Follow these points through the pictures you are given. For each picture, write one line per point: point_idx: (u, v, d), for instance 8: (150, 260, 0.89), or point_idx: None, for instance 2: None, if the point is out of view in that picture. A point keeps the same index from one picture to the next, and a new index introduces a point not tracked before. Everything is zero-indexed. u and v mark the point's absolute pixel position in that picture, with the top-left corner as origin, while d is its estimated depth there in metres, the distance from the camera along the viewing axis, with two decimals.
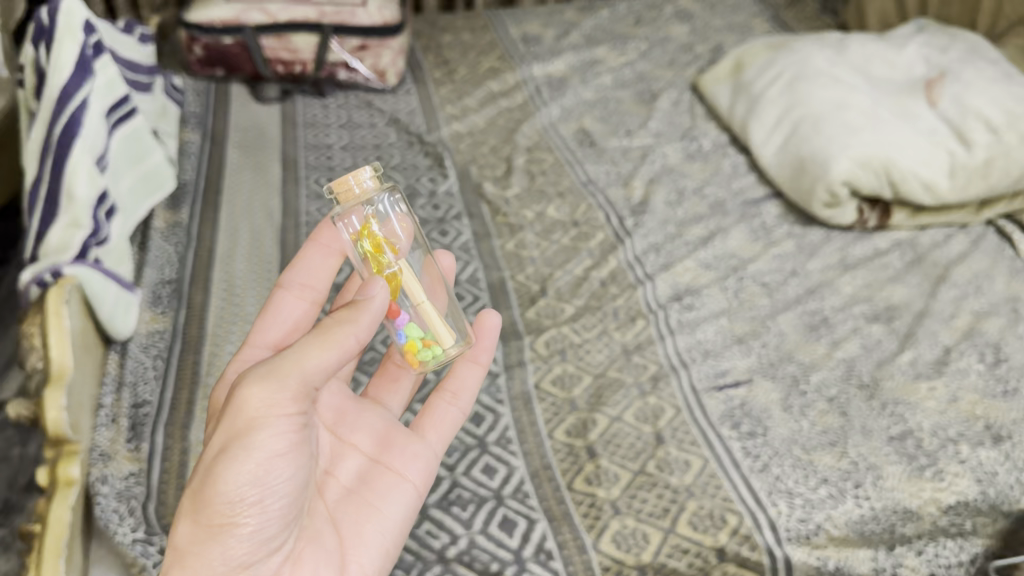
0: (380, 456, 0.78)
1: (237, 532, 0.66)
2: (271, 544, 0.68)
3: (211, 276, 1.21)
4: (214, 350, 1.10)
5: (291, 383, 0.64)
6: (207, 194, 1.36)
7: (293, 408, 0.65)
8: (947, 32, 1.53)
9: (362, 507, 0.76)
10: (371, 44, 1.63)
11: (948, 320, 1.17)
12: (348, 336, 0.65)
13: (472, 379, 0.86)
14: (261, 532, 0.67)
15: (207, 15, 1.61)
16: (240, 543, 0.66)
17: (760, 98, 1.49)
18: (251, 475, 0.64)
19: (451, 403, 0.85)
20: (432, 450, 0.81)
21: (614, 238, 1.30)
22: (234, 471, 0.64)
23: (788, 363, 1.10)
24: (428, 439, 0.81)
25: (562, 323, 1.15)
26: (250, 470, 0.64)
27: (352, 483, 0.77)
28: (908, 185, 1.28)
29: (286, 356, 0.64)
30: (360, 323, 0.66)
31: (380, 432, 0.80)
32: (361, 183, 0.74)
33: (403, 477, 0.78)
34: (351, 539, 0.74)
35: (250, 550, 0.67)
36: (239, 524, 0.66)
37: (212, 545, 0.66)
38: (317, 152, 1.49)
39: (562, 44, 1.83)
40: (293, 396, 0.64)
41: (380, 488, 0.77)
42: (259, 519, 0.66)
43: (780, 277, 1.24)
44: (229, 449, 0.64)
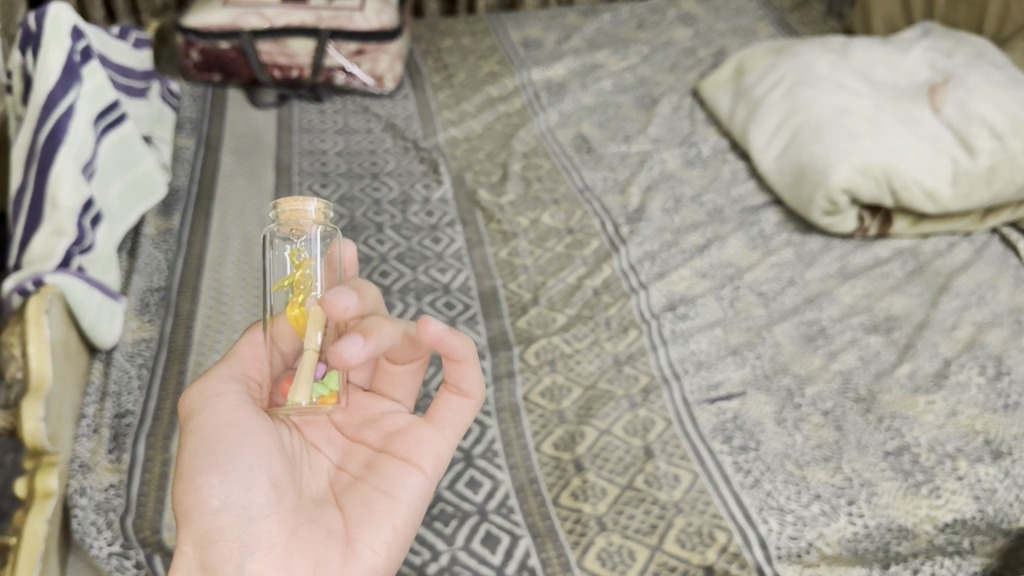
0: (385, 444, 0.74)
1: (208, 501, 0.66)
2: (252, 512, 0.66)
3: (199, 284, 1.20)
4: (200, 359, 1.09)
5: (220, 374, 0.73)
6: (199, 200, 1.35)
7: (226, 389, 0.72)
8: (952, 36, 1.50)
9: (366, 491, 0.72)
10: (368, 48, 1.63)
11: (949, 331, 1.14)
12: (252, 336, 0.78)
13: (472, 374, 0.71)
14: (233, 498, 0.66)
15: (205, 19, 1.60)
16: (217, 516, 0.66)
17: (760, 103, 1.47)
18: (205, 448, 0.68)
19: (463, 397, 0.73)
20: (443, 439, 0.74)
21: (609, 246, 1.28)
22: (190, 450, 0.69)
23: (783, 375, 1.08)
24: (436, 426, 0.74)
25: (552, 333, 1.13)
26: (203, 445, 0.68)
27: (358, 472, 0.73)
28: (909, 193, 1.25)
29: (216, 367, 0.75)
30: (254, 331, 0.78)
31: (386, 423, 0.75)
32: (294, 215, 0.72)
33: (406, 460, 0.73)
34: (356, 519, 0.70)
35: (231, 521, 0.66)
36: (207, 493, 0.67)
37: (192, 524, 0.67)
38: (311, 158, 1.47)
39: (563, 48, 1.81)
40: (224, 380, 0.72)
41: (383, 470, 0.72)
42: (227, 486, 0.67)
43: (777, 286, 1.21)
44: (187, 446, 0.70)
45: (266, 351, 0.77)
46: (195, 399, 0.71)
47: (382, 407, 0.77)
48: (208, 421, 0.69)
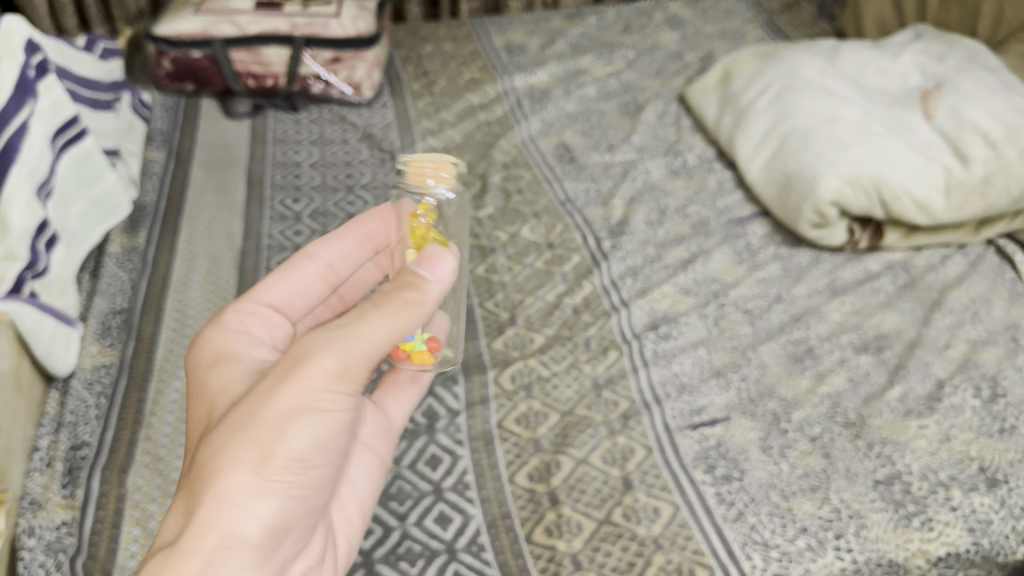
0: None
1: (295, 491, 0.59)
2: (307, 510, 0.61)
3: (163, 306, 1.16)
4: (160, 387, 1.05)
5: (366, 362, 0.61)
6: (167, 216, 1.31)
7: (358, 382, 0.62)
8: (944, 38, 1.45)
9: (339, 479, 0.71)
10: (344, 56, 1.58)
11: (942, 350, 1.10)
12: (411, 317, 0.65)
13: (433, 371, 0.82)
14: (307, 493, 0.60)
15: (176, 27, 1.56)
16: (290, 505, 0.58)
17: (747, 109, 1.42)
18: (319, 438, 0.59)
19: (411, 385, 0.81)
20: (391, 424, 0.78)
21: (591, 261, 1.24)
22: (304, 428, 0.58)
23: (769, 399, 1.03)
24: (387, 411, 0.78)
25: (529, 355, 1.09)
26: (318, 433, 0.59)
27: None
28: (900, 205, 1.20)
29: (357, 326, 0.61)
30: (425, 300, 0.64)
31: None
32: (437, 178, 0.71)
33: (369, 448, 0.75)
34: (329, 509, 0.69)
35: (295, 514, 0.59)
36: (297, 480, 0.58)
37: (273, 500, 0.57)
38: (284, 171, 1.43)
39: (546, 53, 1.76)
40: (362, 375, 0.61)
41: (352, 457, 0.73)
42: (310, 479, 0.60)
43: (764, 303, 1.16)
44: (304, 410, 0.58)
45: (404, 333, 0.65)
46: (334, 373, 0.59)
47: None
48: (332, 408, 0.60)
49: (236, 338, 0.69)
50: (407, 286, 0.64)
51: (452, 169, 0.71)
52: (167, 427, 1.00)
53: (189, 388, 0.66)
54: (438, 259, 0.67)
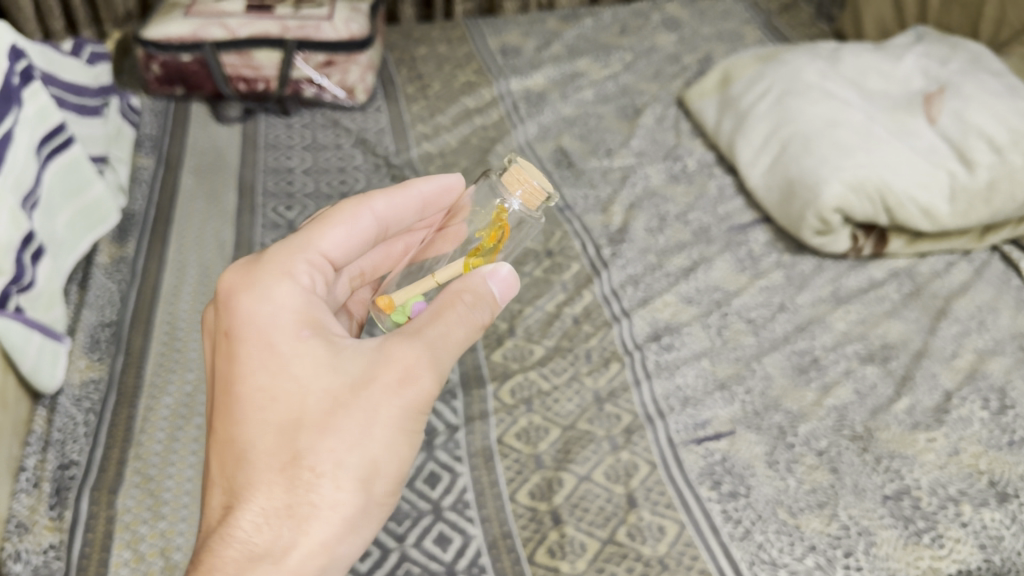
0: None
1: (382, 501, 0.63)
2: None
3: (153, 319, 1.13)
4: (151, 403, 1.02)
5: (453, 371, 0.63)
6: (157, 225, 1.28)
7: None
8: (947, 40, 1.43)
9: None
10: (337, 59, 1.55)
11: (949, 360, 1.08)
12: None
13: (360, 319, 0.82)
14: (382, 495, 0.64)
15: (165, 30, 1.52)
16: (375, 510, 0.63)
17: (748, 113, 1.40)
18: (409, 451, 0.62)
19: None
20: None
21: (590, 269, 1.21)
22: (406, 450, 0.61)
23: (775, 412, 1.01)
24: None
25: (528, 368, 1.06)
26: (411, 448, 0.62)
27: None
28: (904, 211, 1.18)
29: (451, 340, 0.62)
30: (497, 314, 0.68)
31: None
32: (530, 195, 0.73)
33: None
34: None
35: None
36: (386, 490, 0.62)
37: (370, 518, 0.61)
38: (277, 177, 1.40)
39: (542, 56, 1.73)
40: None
41: None
42: None
43: (767, 312, 1.14)
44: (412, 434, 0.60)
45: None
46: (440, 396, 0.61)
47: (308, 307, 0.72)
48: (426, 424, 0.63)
49: (291, 297, 0.62)
50: (484, 292, 0.66)
51: (546, 195, 0.72)
52: (157, 445, 0.97)
53: (245, 353, 0.60)
54: (509, 274, 0.68)
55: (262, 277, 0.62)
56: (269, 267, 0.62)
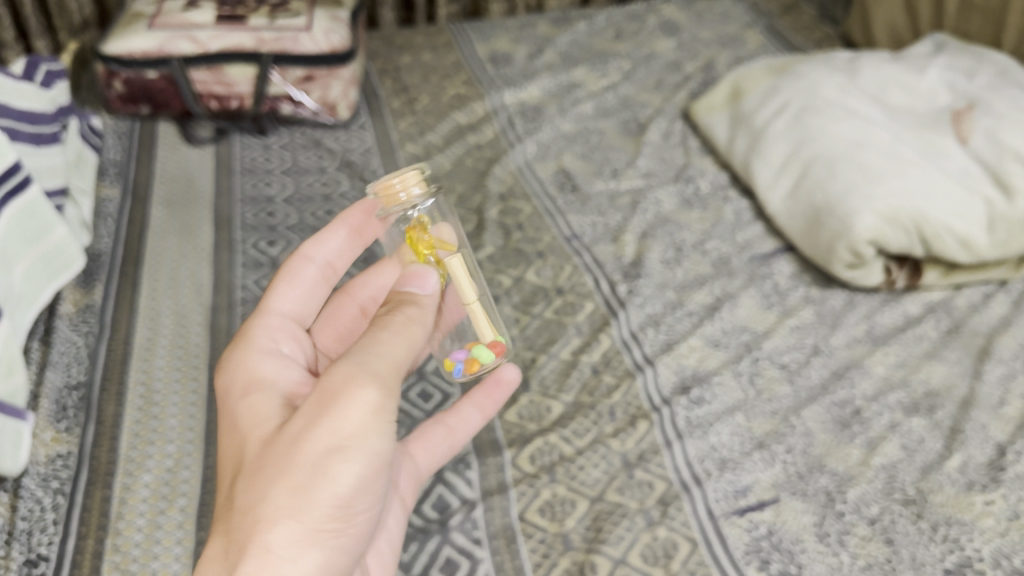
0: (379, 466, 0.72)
1: (340, 534, 0.57)
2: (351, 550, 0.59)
3: (127, 378, 1.02)
4: (127, 483, 0.91)
5: (395, 378, 0.58)
6: (126, 267, 1.17)
7: None
8: (969, 51, 1.35)
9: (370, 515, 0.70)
10: (317, 74, 1.43)
11: (997, 408, 0.99)
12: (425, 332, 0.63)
13: (471, 421, 0.79)
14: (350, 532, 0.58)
15: (127, 44, 1.40)
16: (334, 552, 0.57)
17: (763, 131, 1.31)
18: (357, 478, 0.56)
19: (482, 412, 0.79)
20: (417, 472, 0.76)
21: (606, 309, 1.12)
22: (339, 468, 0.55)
23: (820, 475, 0.92)
24: (417, 462, 0.76)
25: (548, 429, 0.97)
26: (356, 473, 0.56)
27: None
28: (941, 243, 1.10)
29: (383, 348, 0.59)
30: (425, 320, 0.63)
31: None
32: (406, 188, 0.70)
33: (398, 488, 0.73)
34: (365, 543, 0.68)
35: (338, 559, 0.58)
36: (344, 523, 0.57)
37: (316, 549, 0.55)
38: (256, 207, 1.29)
39: (535, 64, 1.63)
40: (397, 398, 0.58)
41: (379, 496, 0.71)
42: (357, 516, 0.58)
43: (801, 356, 1.06)
44: (340, 450, 0.55)
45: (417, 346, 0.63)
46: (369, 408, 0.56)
47: None
48: (373, 454, 0.57)
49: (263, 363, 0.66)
50: (404, 295, 0.65)
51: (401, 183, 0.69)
52: (137, 534, 0.86)
53: (222, 422, 0.63)
54: (420, 275, 0.67)
55: (236, 358, 0.67)
56: (240, 346, 0.68)
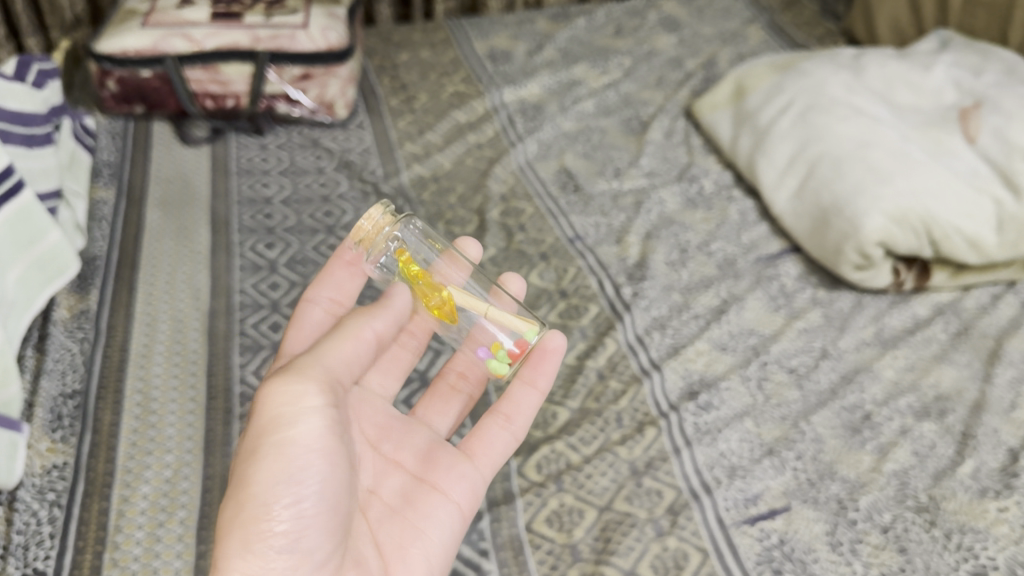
0: (424, 473, 0.76)
1: (275, 539, 0.63)
2: (314, 556, 0.65)
3: (123, 386, 1.00)
4: (125, 495, 0.89)
5: (315, 372, 0.68)
6: (121, 270, 1.15)
7: (318, 405, 0.67)
8: (975, 47, 1.33)
9: (405, 526, 0.73)
10: (314, 72, 1.41)
11: (1008, 412, 0.98)
12: (362, 330, 0.74)
13: (527, 404, 0.82)
14: (294, 534, 0.64)
15: (120, 43, 1.37)
16: (279, 555, 0.63)
17: (768, 130, 1.29)
18: (282, 474, 0.64)
19: (531, 386, 0.82)
20: (479, 475, 0.78)
21: (611, 312, 1.10)
22: (261, 468, 0.64)
23: (831, 482, 0.91)
24: (477, 463, 0.78)
25: (554, 436, 0.95)
26: (279, 468, 0.64)
27: (395, 501, 0.75)
28: (950, 244, 1.09)
29: (309, 351, 0.70)
30: (372, 317, 0.76)
31: (424, 450, 0.78)
32: (373, 221, 0.79)
33: (449, 498, 0.75)
34: (393, 555, 0.72)
35: (292, 564, 0.64)
36: (276, 523, 0.63)
37: (249, 556, 0.63)
38: (253, 208, 1.27)
39: (534, 61, 1.61)
40: (318, 386, 0.67)
41: (423, 506, 0.74)
42: (296, 517, 0.64)
43: (809, 360, 1.04)
44: (263, 445, 0.65)
45: (363, 343, 0.74)
46: (284, 402, 0.65)
47: (420, 433, 0.79)
48: (295, 444, 0.65)
49: None
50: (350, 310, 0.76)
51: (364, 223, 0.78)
52: (137, 548, 0.85)
53: None
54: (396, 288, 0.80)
55: None
56: None
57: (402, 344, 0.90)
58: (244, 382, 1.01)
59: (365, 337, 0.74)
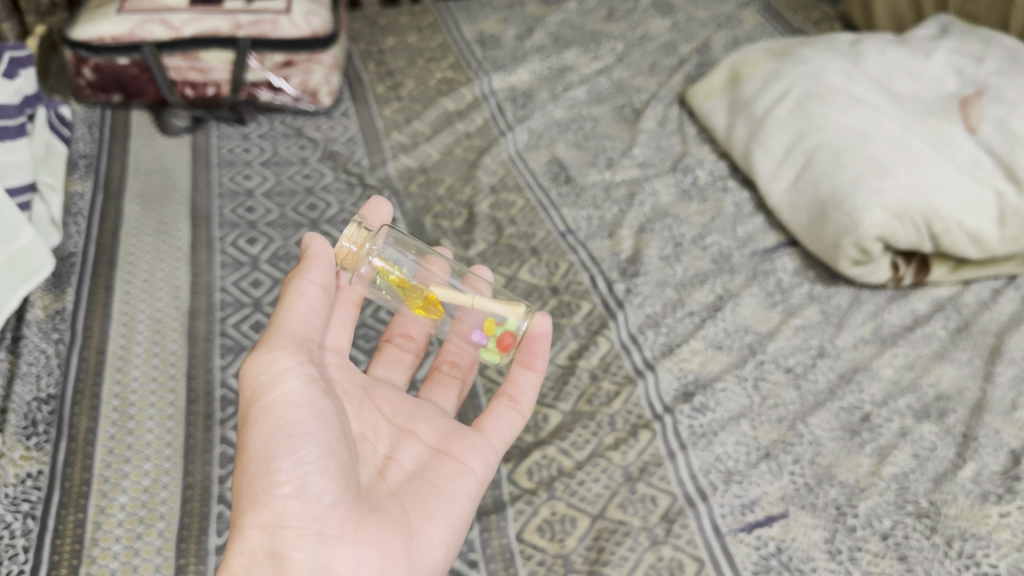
0: (442, 444, 0.77)
1: (278, 487, 0.65)
2: (323, 500, 0.65)
3: (101, 390, 0.97)
4: (102, 505, 0.86)
5: (285, 337, 0.69)
6: (99, 267, 1.11)
7: (290, 362, 0.68)
8: (976, 33, 1.28)
9: (424, 485, 0.74)
10: (297, 59, 1.37)
11: (1009, 411, 0.95)
12: (305, 284, 0.71)
13: (530, 384, 0.82)
14: (297, 483, 0.65)
15: (95, 30, 1.32)
16: (288, 502, 0.65)
17: (765, 119, 1.26)
18: (269, 433, 0.66)
19: (529, 368, 0.82)
20: (492, 447, 0.79)
21: (604, 309, 1.07)
22: (257, 431, 0.67)
23: (829, 486, 0.89)
24: (488, 436, 0.79)
25: (545, 441, 0.92)
26: (267, 429, 0.67)
27: (413, 466, 0.75)
28: (951, 238, 1.06)
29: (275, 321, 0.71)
30: (312, 267, 0.72)
31: (440, 425, 0.79)
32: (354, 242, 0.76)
33: (467, 465, 0.76)
34: (416, 509, 0.71)
35: (303, 508, 0.65)
36: (278, 477, 0.65)
37: (261, 507, 0.66)
38: (234, 201, 1.23)
39: (524, 46, 1.57)
40: (288, 348, 0.69)
41: (441, 468, 0.75)
42: (295, 467, 0.65)
43: (806, 359, 1.02)
44: (250, 415, 0.68)
45: (321, 301, 0.72)
46: (260, 372, 0.68)
47: (434, 411, 0.81)
48: (279, 403, 0.67)
49: None
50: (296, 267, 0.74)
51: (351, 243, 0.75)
52: (114, 562, 0.82)
53: None
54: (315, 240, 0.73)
55: None
56: None
57: (402, 344, 0.92)
58: (225, 385, 0.98)
59: (312, 288, 0.71)
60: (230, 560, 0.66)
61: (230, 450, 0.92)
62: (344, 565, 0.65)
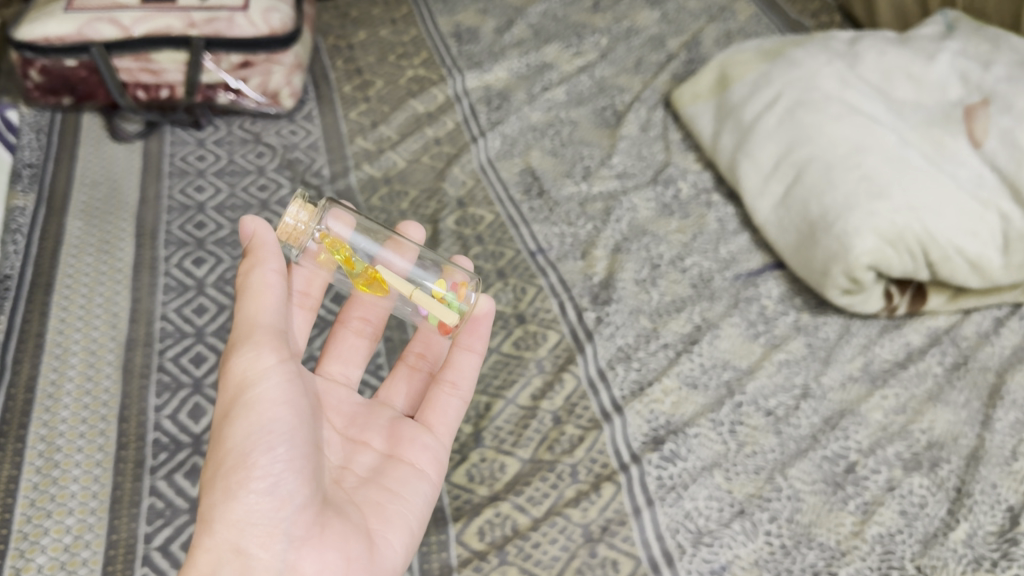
0: (392, 449, 0.74)
1: (253, 483, 0.62)
2: (295, 499, 0.63)
3: (26, 433, 0.90)
4: (17, 568, 0.80)
5: (263, 332, 0.67)
6: (35, 291, 1.04)
7: (275, 359, 0.66)
8: (985, 34, 1.17)
9: (380, 490, 0.70)
10: (255, 59, 1.28)
11: (1008, 463, 0.88)
12: (266, 273, 0.68)
13: (470, 367, 0.81)
14: (274, 480, 0.63)
15: (41, 30, 1.24)
16: (262, 497, 0.62)
17: (752, 128, 1.17)
18: (248, 428, 0.64)
19: (468, 350, 0.81)
20: (440, 444, 0.77)
21: (572, 341, 1.00)
22: (235, 425, 0.64)
23: (807, 548, 0.81)
24: (436, 433, 0.77)
25: (500, 495, 0.85)
26: (246, 424, 0.64)
27: (367, 473, 0.72)
28: (949, 266, 0.98)
29: (245, 315, 0.68)
30: (265, 255, 0.68)
31: (388, 428, 0.76)
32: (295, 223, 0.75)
33: (419, 469, 0.74)
34: (372, 512, 0.68)
35: (276, 506, 0.62)
36: (253, 472, 0.62)
37: (233, 502, 0.62)
38: (184, 216, 1.16)
39: (503, 40, 1.47)
40: (272, 345, 0.66)
41: (395, 473, 0.72)
42: (274, 464, 0.63)
43: (788, 400, 0.94)
44: (229, 410, 0.65)
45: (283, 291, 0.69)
46: (242, 367, 0.65)
47: (382, 413, 0.78)
48: (260, 399, 0.65)
49: None
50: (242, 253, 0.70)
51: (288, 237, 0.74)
52: None
53: None
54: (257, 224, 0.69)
55: None
56: None
57: (358, 331, 0.86)
58: (159, 428, 0.91)
59: (274, 277, 0.68)
60: (195, 558, 0.62)
61: (160, 503, 0.85)
62: (309, 567, 0.61)
